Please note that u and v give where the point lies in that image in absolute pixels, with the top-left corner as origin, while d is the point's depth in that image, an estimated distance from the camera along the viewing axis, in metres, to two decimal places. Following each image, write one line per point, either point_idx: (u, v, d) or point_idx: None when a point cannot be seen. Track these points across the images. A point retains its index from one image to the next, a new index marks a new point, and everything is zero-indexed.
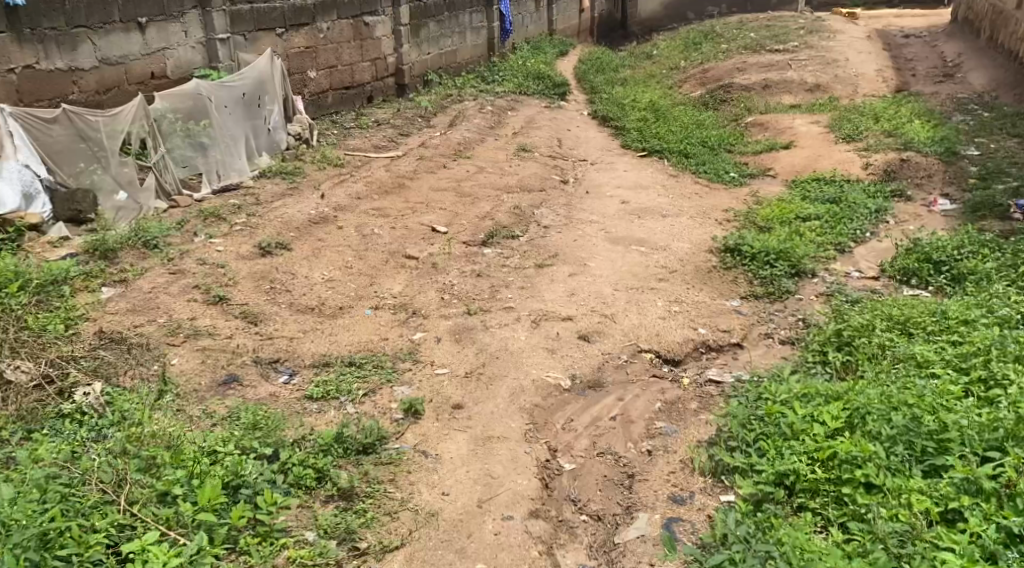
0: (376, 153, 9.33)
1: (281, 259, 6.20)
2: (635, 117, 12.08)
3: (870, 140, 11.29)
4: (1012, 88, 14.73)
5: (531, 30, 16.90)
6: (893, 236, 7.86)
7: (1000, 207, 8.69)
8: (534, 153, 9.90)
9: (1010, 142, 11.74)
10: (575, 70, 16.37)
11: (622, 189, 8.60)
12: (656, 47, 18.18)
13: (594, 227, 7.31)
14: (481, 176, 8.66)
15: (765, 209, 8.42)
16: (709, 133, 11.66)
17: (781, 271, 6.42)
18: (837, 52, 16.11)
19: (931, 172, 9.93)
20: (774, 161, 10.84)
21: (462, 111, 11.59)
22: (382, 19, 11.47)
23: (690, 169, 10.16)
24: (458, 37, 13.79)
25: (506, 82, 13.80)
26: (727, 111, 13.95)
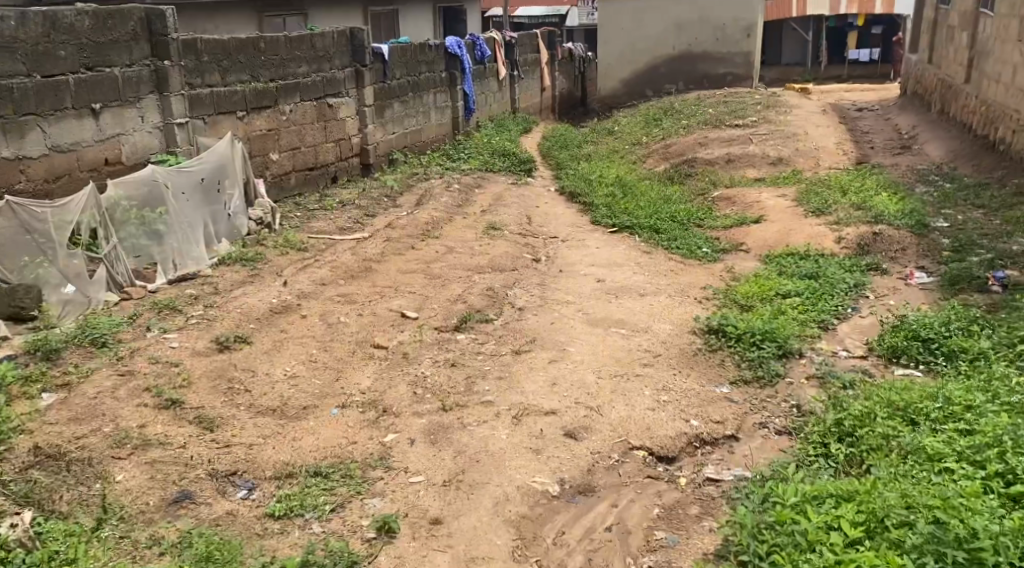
0: (341, 235, 9.01)
1: (240, 355, 5.80)
2: (603, 193, 11.90)
3: (841, 212, 10.97)
4: (970, 159, 14.82)
5: (495, 108, 16.85)
6: (876, 311, 7.61)
7: (978, 280, 8.48)
8: (500, 232, 9.58)
9: (978, 213, 11.65)
10: (539, 148, 16.31)
11: (596, 267, 8.32)
12: (620, 123, 18.22)
13: (569, 309, 6.99)
14: (449, 257, 8.34)
15: (743, 285, 8.12)
16: (678, 208, 11.48)
17: (770, 352, 6.13)
18: (796, 127, 16.21)
19: (905, 245, 9.68)
20: (746, 235, 10.51)
21: (429, 190, 11.35)
22: (345, 99, 11.27)
23: (662, 244, 9.93)
24: (423, 115, 13.65)
25: (472, 160, 13.63)
26: (693, 185, 13.86)
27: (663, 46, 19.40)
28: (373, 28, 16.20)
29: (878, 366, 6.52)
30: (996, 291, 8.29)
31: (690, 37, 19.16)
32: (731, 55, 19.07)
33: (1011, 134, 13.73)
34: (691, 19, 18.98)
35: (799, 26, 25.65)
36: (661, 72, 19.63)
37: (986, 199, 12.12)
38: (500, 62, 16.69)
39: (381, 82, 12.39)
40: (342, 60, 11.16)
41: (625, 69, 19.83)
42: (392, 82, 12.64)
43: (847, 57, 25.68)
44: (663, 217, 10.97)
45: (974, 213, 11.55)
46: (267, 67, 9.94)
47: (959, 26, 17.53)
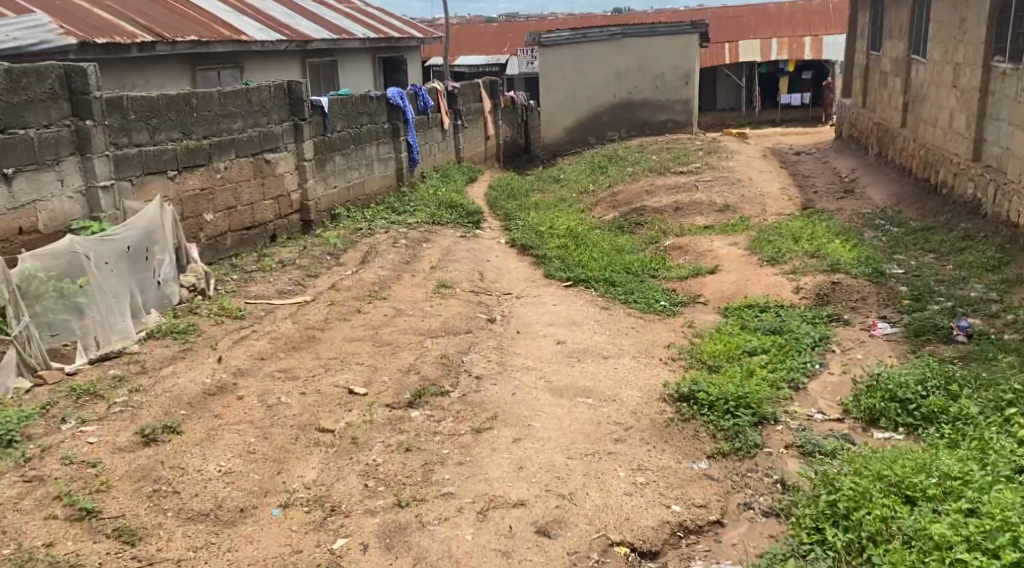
0: (281, 300, 8.45)
1: (168, 448, 5.22)
2: (553, 245, 11.53)
3: (797, 261, 10.38)
4: (913, 202, 14.71)
5: (439, 158, 16.48)
6: (846, 367, 7.27)
7: (943, 330, 8.13)
8: (446, 291, 9.05)
9: (929, 256, 11.40)
10: (486, 197, 15.94)
11: (554, 325, 7.91)
12: (566, 170, 17.98)
13: (526, 376, 6.53)
14: (395, 320, 7.82)
15: (705, 341, 7.69)
16: (630, 258, 11.05)
17: (746, 420, 5.73)
18: (740, 172, 16.09)
19: (864, 294, 9.16)
20: (702, 288, 9.89)
21: (374, 246, 10.85)
22: (283, 154, 10.77)
23: (618, 298, 9.54)
24: (365, 168, 13.21)
25: (418, 213, 13.19)
26: (644, 233, 13.57)
27: (604, 94, 19.23)
28: (311, 80, 15.77)
29: (855, 429, 6.15)
30: (961, 342, 7.96)
31: (629, 84, 19.13)
32: (670, 102, 19.22)
33: (953, 178, 13.53)
34: (630, 68, 19.01)
35: (731, 73, 25.87)
36: (604, 120, 19.41)
37: (935, 243, 11.79)
38: (443, 112, 16.36)
39: (321, 135, 11.95)
40: (280, 114, 10.69)
41: (569, 117, 19.43)
42: (333, 135, 12.21)
43: (779, 102, 25.91)
44: (618, 269, 10.54)
45: (926, 256, 11.36)
46: (200, 124, 9.43)
47: (892, 71, 17.67)
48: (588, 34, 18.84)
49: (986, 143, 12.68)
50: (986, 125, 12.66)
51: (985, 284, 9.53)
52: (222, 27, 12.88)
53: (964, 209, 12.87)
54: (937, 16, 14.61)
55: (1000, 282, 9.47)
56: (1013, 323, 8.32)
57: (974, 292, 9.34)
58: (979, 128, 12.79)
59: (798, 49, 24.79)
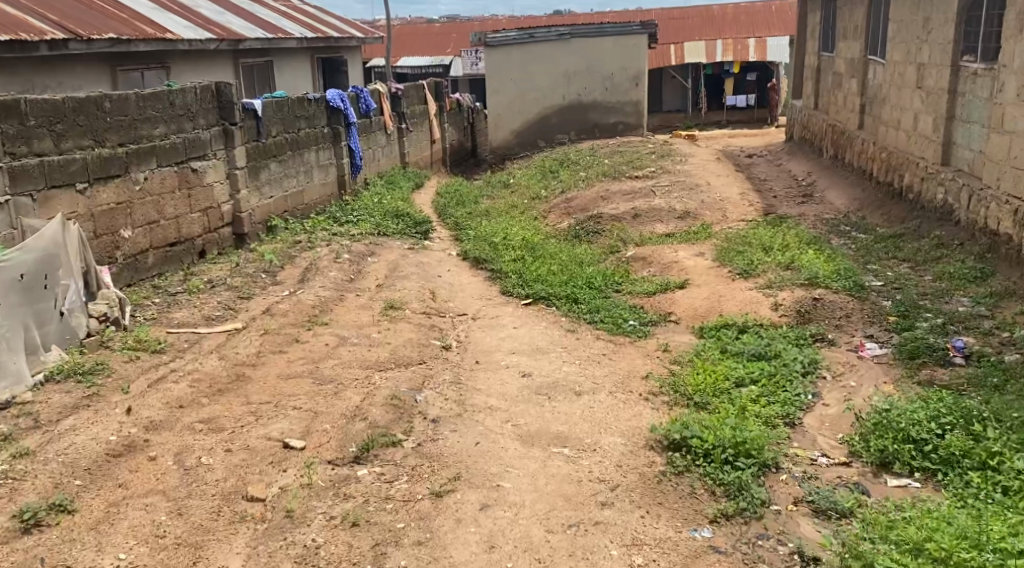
0: (209, 327, 7.48)
1: (52, 537, 4.37)
2: (509, 258, 10.70)
3: (770, 274, 9.67)
4: (877, 206, 14.17)
5: (383, 163, 15.55)
6: (842, 401, 6.57)
7: (939, 350, 7.47)
8: (393, 314, 8.15)
9: (904, 265, 10.77)
10: (434, 205, 15.06)
11: (518, 354, 7.09)
12: (516, 175, 17.16)
13: (489, 420, 5.69)
14: (338, 351, 6.93)
15: (686, 370, 6.91)
16: (593, 271, 10.24)
17: (750, 472, 4.96)
18: (697, 176, 15.39)
19: (848, 311, 8.48)
20: (672, 305, 9.09)
21: (314, 262, 9.91)
22: (212, 162, 9.77)
23: (582, 318, 8.73)
24: (304, 175, 12.24)
25: (362, 223, 12.25)
26: (602, 242, 12.81)
27: (554, 96, 18.44)
28: (245, 81, 14.72)
29: (865, 475, 5.42)
30: (959, 364, 7.31)
31: (579, 86, 18.39)
32: (621, 104, 18.53)
33: (919, 182, 12.95)
34: (579, 69, 18.27)
35: (677, 73, 25.28)
36: (554, 122, 18.61)
37: (908, 251, 11.22)
38: (386, 115, 15.43)
39: (255, 141, 10.96)
40: (207, 118, 9.69)
41: (517, 118, 18.56)
42: (267, 141, 11.24)
43: (725, 103, 25.33)
44: (580, 283, 9.72)
45: (901, 265, 10.76)
46: (115, 130, 8.41)
47: (847, 72, 17.16)
48: (536, 34, 18.03)
49: (955, 146, 12.11)
50: (955, 127, 12.09)
51: (972, 297, 8.91)
52: (144, 24, 11.80)
53: (934, 214, 12.26)
54: (897, 15, 14.08)
55: (987, 295, 8.87)
56: (1009, 342, 7.69)
57: (962, 307, 8.70)
58: (947, 130, 12.21)
59: (744, 50, 24.36)
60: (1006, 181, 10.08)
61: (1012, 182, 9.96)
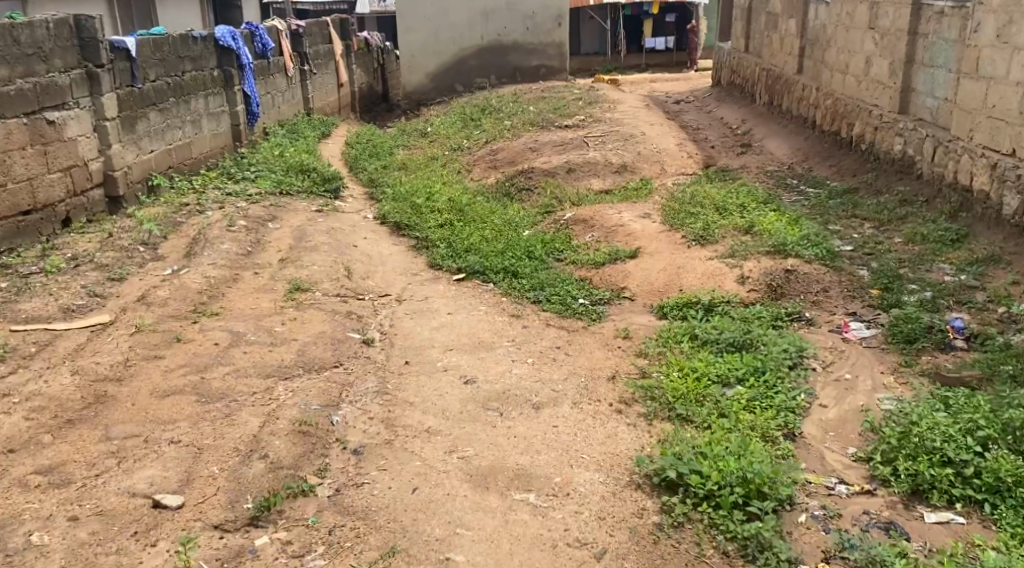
0: (69, 322, 6.09)
1: None
2: (434, 222, 9.38)
3: (730, 241, 8.65)
4: (824, 157, 13.27)
5: (284, 111, 13.94)
6: (840, 402, 5.55)
7: (938, 330, 6.50)
8: (300, 299, 6.83)
9: (867, 226, 9.92)
10: (345, 157, 13.60)
11: (456, 353, 5.90)
12: (433, 123, 15.73)
13: (427, 450, 4.62)
14: (234, 355, 5.63)
15: (658, 366, 5.77)
16: (528, 236, 9.02)
17: (773, 522, 4.03)
18: (629, 124, 14.10)
19: (825, 284, 7.47)
20: (625, 277, 7.97)
21: (204, 229, 8.42)
22: (74, 112, 8.17)
23: (525, 296, 7.61)
24: (191, 126, 10.65)
25: (262, 180, 10.75)
26: (534, 201, 11.60)
27: (471, 36, 16.94)
28: (109, 16, 12.97)
29: (895, 508, 4.37)
30: (960, 349, 6.35)
31: (497, 25, 16.93)
32: (542, 46, 17.15)
33: (872, 132, 12.05)
34: (496, 6, 16.80)
35: (596, 15, 23.64)
36: (472, 65, 17.14)
37: (867, 209, 10.36)
38: (287, 55, 13.83)
39: (129, 87, 9.36)
40: (65, 59, 8.09)
41: (432, 61, 17.03)
42: (145, 86, 9.65)
43: (643, 47, 24.07)
44: (517, 253, 8.50)
45: (864, 227, 9.89)
46: None
47: (783, 13, 16.07)
48: None
49: (914, 93, 11.26)
50: (915, 72, 11.23)
51: (955, 264, 8.01)
52: None
53: (891, 167, 11.42)
54: None
55: (970, 261, 7.96)
56: (1010, 319, 6.76)
57: (946, 277, 7.76)
58: (906, 75, 11.34)
59: None
60: (981, 132, 9.28)
61: (988, 133, 9.16)
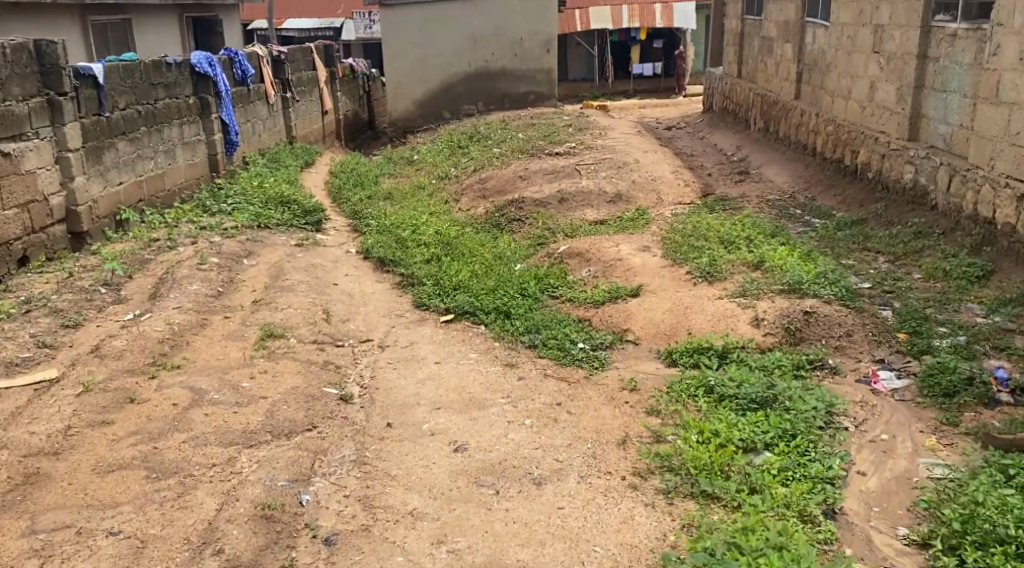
0: (11, 379, 5.40)
1: None
2: (420, 257, 8.71)
3: (739, 279, 8.05)
4: (828, 185, 12.69)
5: (265, 139, 13.31)
6: (881, 468, 4.94)
7: (980, 381, 5.92)
8: (271, 347, 6.12)
9: (882, 261, 9.38)
10: (327, 186, 12.97)
11: (444, 414, 5.21)
12: (420, 150, 15.13)
13: (411, 541, 4.10)
14: (194, 418, 5.00)
15: (673, 427, 5.11)
16: (519, 271, 8.36)
17: None
18: (622, 151, 13.50)
19: (848, 327, 6.87)
20: (627, 318, 7.30)
21: (172, 266, 7.72)
22: (33, 143, 7.52)
23: (518, 340, 6.94)
24: (164, 156, 9.98)
25: (238, 213, 10.08)
26: (526, 233, 10.98)
27: (458, 63, 16.38)
28: (80, 41, 12.34)
29: None
30: (1006, 404, 5.78)
31: (485, 52, 16.36)
32: (532, 72, 16.59)
33: (879, 160, 11.50)
34: (485, 33, 16.24)
35: (583, 41, 23.21)
36: (459, 91, 16.56)
37: (882, 243, 9.80)
38: (267, 82, 13.22)
39: (96, 116, 8.71)
40: (24, 86, 7.46)
41: (419, 88, 16.45)
42: (114, 115, 9.00)
43: (631, 72, 23.51)
44: (509, 291, 7.84)
45: (880, 262, 9.35)
46: None
47: (778, 36, 15.56)
48: None
49: (925, 119, 10.73)
50: (925, 97, 10.71)
51: (985, 304, 7.57)
52: None
53: (901, 196, 10.87)
54: None
55: (1004, 300, 7.53)
56: None
57: (978, 320, 7.34)
58: (916, 101, 10.81)
59: (650, 17, 22.69)
60: (1004, 160, 8.87)
61: (1013, 162, 8.74)
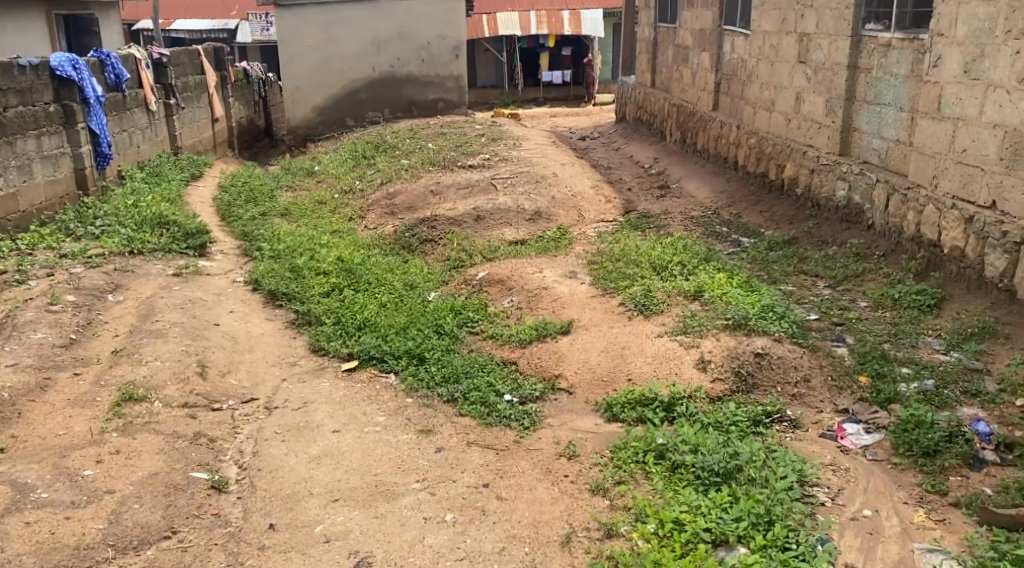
0: None
1: None
2: (318, 288, 7.62)
3: (678, 311, 7.25)
4: (755, 197, 11.97)
5: (144, 151, 11.99)
6: (871, 559, 4.34)
7: (962, 437, 5.28)
8: (128, 415, 5.19)
9: (822, 286, 8.72)
10: (216, 201, 11.74)
11: (344, 508, 4.63)
12: (321, 160, 13.99)
13: None
14: (7, 529, 4.32)
15: (626, 515, 4.48)
16: (433, 303, 7.36)
17: None
18: (538, 164, 12.61)
19: (805, 369, 6.11)
20: (559, 361, 6.37)
21: (14, 307, 6.50)
22: None
23: (435, 393, 6.01)
24: (16, 172, 8.67)
25: (107, 237, 8.84)
26: (439, 255, 10.02)
27: (362, 67, 15.25)
28: None
29: None
30: (992, 463, 5.15)
31: (390, 56, 15.29)
32: (440, 78, 15.59)
33: (807, 176, 10.81)
34: (390, 36, 15.19)
35: (492, 46, 22.34)
36: (363, 97, 15.43)
37: (821, 266, 9.15)
38: (147, 88, 11.91)
39: None
40: None
41: (320, 94, 15.22)
42: None
43: (540, 80, 22.69)
44: (423, 329, 6.84)
45: (820, 287, 8.67)
46: None
47: (694, 46, 14.84)
48: None
49: (856, 132, 10.03)
50: (856, 110, 10.00)
51: (944, 339, 7.04)
52: None
53: (834, 215, 10.23)
54: None
55: (962, 333, 7.05)
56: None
57: (938, 357, 6.79)
58: (846, 113, 10.10)
59: (558, 23, 21.93)
60: (949, 179, 8.26)
61: (958, 181, 8.15)
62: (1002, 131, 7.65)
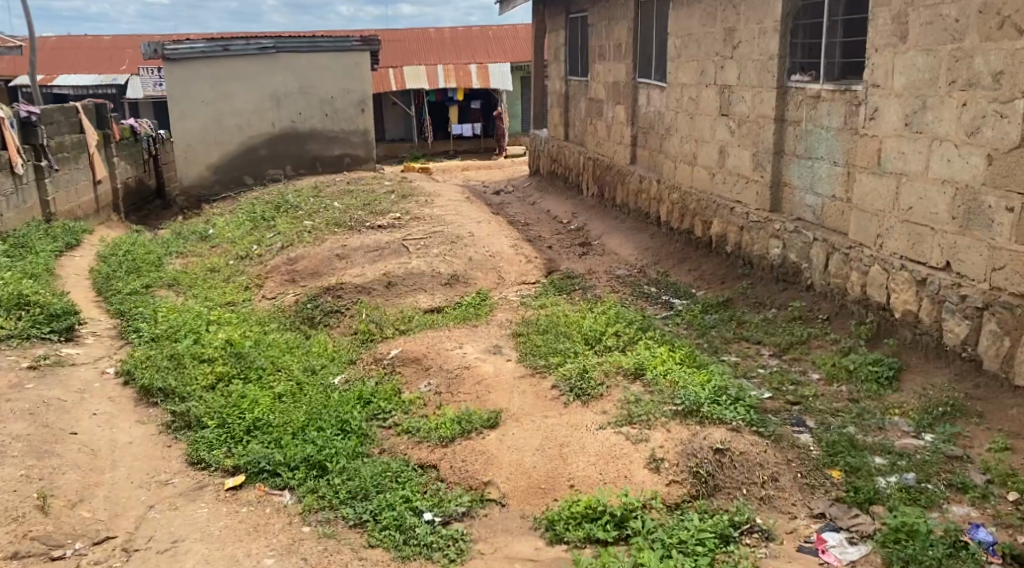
0: None
1: None
2: (201, 380, 6.49)
3: (619, 394, 6.38)
4: (682, 254, 11.24)
5: (9, 220, 10.71)
6: None
7: (965, 550, 4.61)
8: None
9: (768, 356, 7.93)
10: (93, 273, 10.50)
11: None
12: (215, 223, 12.83)
13: None
14: None
15: None
16: (338, 392, 6.31)
17: None
18: (451, 223, 11.70)
19: (770, 466, 5.26)
20: (489, 464, 5.40)
21: None
22: None
23: (339, 516, 5.06)
24: None
25: None
26: (344, 328, 8.98)
27: (260, 122, 14.17)
28: None
29: None
30: None
31: (290, 110, 14.30)
32: (346, 133, 14.69)
33: (737, 233, 10.11)
34: (290, 90, 14.23)
35: (400, 100, 21.53)
36: (263, 154, 14.33)
37: (762, 331, 8.40)
38: (12, 149, 10.73)
39: None
40: None
41: (214, 153, 13.98)
42: None
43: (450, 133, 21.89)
44: (326, 428, 5.79)
45: (765, 358, 7.89)
46: None
47: (609, 98, 14.24)
48: (230, 47, 13.58)
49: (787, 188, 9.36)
50: (786, 164, 9.32)
51: (912, 419, 6.32)
52: None
53: (768, 275, 9.54)
54: (678, 28, 11.09)
55: (931, 413, 6.34)
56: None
57: (911, 442, 6.07)
58: (775, 168, 9.42)
59: (466, 76, 21.24)
60: (894, 239, 7.27)
61: (905, 240, 7.16)
62: (951, 188, 6.71)
